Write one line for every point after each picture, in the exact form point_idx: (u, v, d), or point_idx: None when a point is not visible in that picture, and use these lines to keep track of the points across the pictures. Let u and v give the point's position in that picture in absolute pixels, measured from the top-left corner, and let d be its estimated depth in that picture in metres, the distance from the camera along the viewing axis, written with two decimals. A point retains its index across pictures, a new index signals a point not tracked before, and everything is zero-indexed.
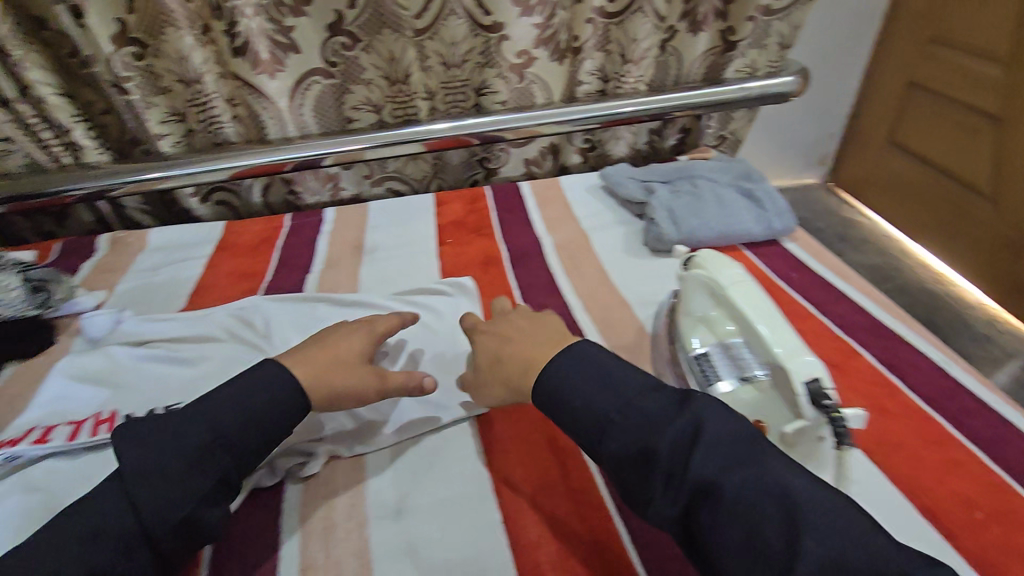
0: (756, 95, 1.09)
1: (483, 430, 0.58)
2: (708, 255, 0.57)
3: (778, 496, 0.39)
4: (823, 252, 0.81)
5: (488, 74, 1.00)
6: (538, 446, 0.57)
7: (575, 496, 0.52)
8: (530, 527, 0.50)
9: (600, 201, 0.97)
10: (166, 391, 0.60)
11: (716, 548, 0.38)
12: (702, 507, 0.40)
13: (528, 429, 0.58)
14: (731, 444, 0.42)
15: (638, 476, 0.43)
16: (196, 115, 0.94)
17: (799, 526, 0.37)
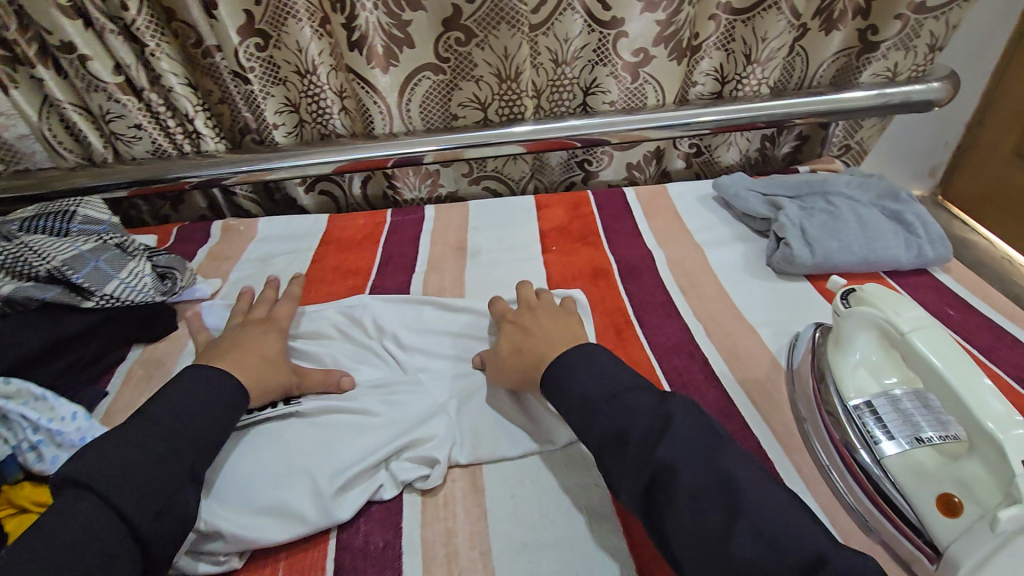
0: (895, 102, 0.98)
1: None
2: (876, 290, 0.51)
3: (771, 502, 0.40)
4: (984, 286, 0.72)
5: (600, 72, 0.94)
6: None
7: None
8: None
9: (713, 213, 0.90)
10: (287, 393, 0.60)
11: (668, 527, 0.41)
12: (658, 492, 0.42)
13: None
14: (691, 437, 0.44)
15: (616, 456, 0.45)
16: (307, 107, 0.95)
17: (737, 510, 0.39)
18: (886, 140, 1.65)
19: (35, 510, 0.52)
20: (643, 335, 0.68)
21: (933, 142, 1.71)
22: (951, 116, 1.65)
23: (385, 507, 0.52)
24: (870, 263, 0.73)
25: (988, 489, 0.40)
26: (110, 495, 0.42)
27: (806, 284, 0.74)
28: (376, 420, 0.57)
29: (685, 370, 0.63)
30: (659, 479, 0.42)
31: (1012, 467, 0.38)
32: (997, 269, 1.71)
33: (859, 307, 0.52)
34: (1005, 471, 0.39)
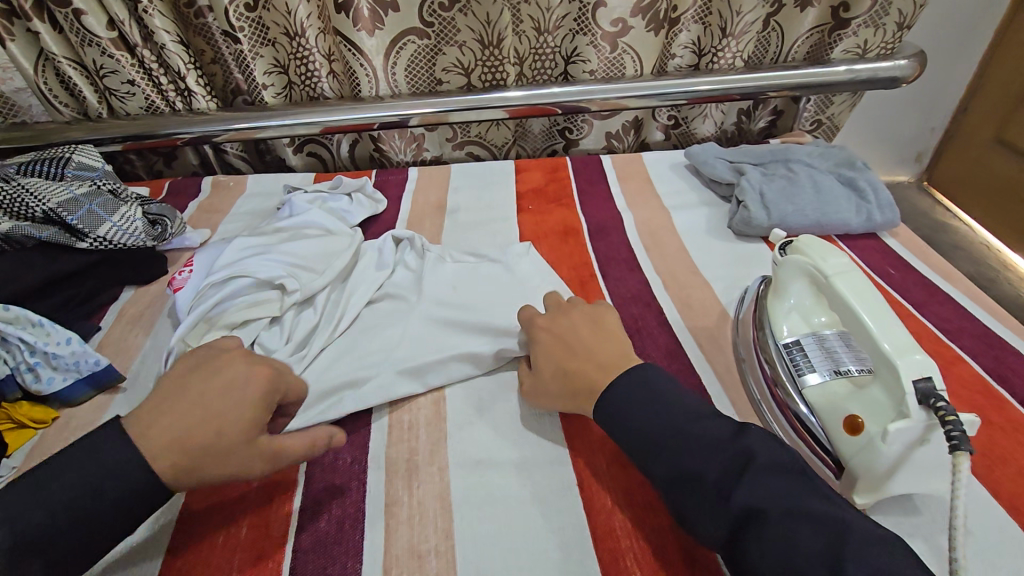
0: (863, 78, 1.01)
1: None
2: (815, 242, 0.55)
3: (785, 469, 0.43)
4: (927, 251, 0.77)
5: (580, 41, 0.98)
6: None
7: None
8: (606, 493, 0.51)
9: (684, 180, 0.95)
10: (275, 246, 0.74)
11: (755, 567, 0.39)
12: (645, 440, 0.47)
13: None
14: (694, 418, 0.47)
15: (694, 495, 0.43)
16: (295, 68, 0.98)
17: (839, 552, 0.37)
18: (868, 121, 1.69)
19: (34, 427, 0.58)
20: (604, 287, 0.73)
21: (919, 127, 1.74)
22: (935, 101, 1.68)
23: (354, 429, 0.57)
24: (822, 227, 0.77)
25: (884, 410, 0.45)
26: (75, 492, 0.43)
27: (762, 244, 0.79)
28: (281, 254, 0.73)
29: (640, 317, 0.68)
30: (744, 524, 0.40)
31: (903, 386, 0.43)
32: (971, 253, 1.76)
33: (794, 258, 0.56)
34: (898, 391, 0.44)
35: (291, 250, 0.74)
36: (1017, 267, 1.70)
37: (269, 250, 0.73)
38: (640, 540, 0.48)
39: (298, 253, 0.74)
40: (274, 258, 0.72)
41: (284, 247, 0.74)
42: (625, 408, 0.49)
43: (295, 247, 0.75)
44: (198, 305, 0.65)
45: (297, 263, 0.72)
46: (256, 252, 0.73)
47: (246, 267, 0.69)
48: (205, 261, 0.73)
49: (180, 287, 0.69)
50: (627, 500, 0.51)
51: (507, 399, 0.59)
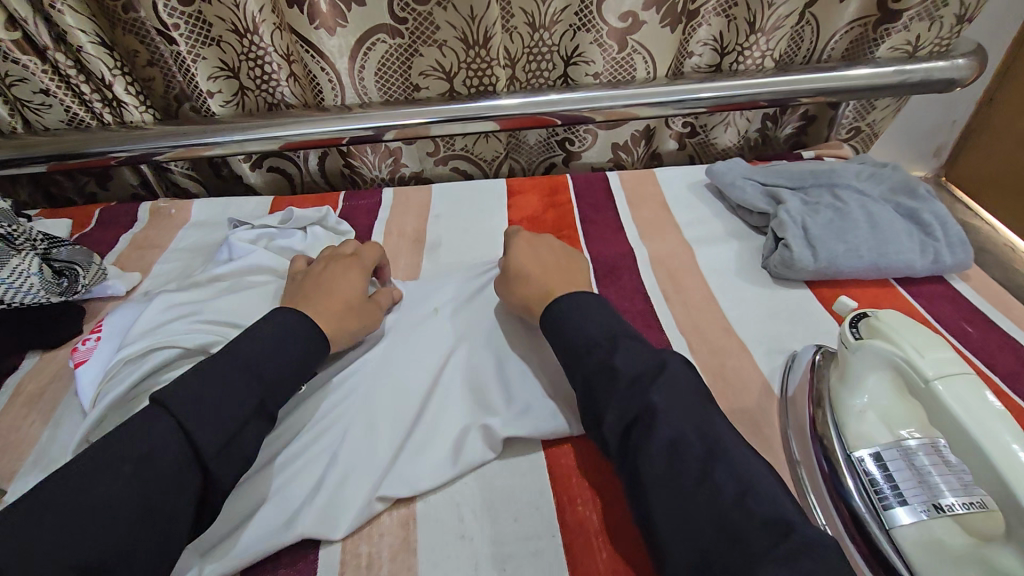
0: (914, 81, 0.87)
1: (563, 518, 0.46)
2: (900, 322, 0.42)
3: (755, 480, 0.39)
4: (1006, 300, 0.63)
5: (583, 39, 0.82)
6: (628, 549, 0.44)
7: None
8: None
9: (705, 204, 0.80)
10: (208, 302, 0.58)
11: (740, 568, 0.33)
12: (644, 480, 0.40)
13: (618, 521, 0.46)
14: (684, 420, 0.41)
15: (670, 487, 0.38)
16: (247, 72, 0.83)
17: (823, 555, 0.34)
18: None
19: None
20: None
21: (940, 122, 1.60)
22: (966, 96, 1.54)
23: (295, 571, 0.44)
24: (879, 270, 0.64)
25: None
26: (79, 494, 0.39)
27: (806, 291, 0.65)
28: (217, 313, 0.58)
29: None
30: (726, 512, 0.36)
31: None
32: (997, 256, 1.62)
33: (872, 342, 0.43)
34: None
35: (228, 305, 0.59)
36: None
37: (200, 309, 0.58)
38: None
39: (235, 309, 0.59)
40: (206, 322, 0.56)
41: (217, 302, 0.59)
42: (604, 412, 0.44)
43: (233, 301, 0.59)
44: (108, 390, 0.51)
45: (235, 323, 0.57)
46: (183, 313, 0.57)
47: (169, 335, 0.54)
48: (118, 324, 0.58)
49: (83, 360, 0.55)
50: None
51: (496, 520, 0.46)
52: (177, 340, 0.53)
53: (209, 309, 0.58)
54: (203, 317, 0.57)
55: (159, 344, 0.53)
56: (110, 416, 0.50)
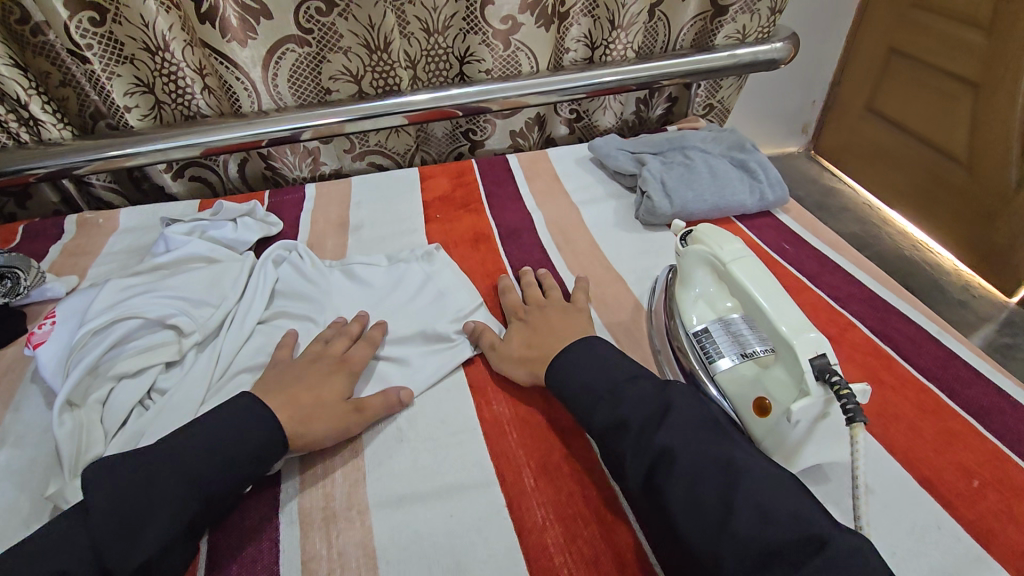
0: (745, 62, 1.07)
1: (483, 416, 0.58)
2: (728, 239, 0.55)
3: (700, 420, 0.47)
4: (815, 223, 0.81)
5: (472, 41, 0.95)
6: (536, 427, 0.57)
7: (577, 475, 0.52)
8: (534, 508, 0.50)
9: (590, 173, 0.95)
10: (163, 284, 0.67)
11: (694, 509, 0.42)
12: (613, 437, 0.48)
13: (527, 411, 0.58)
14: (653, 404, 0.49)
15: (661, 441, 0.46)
16: (162, 87, 0.89)
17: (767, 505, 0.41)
18: (756, 101, 1.80)
19: None
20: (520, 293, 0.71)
21: (801, 101, 1.87)
22: (811, 78, 1.83)
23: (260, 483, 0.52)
24: (721, 210, 0.80)
25: (788, 392, 0.46)
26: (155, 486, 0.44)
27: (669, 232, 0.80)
28: (179, 289, 0.67)
29: None
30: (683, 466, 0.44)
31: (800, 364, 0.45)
32: (858, 212, 1.89)
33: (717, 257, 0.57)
34: (798, 370, 0.45)
35: (182, 285, 0.67)
36: (894, 222, 1.85)
37: (158, 289, 0.66)
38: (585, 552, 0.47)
39: (188, 287, 0.67)
40: (167, 297, 0.64)
41: (172, 283, 0.67)
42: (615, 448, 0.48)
43: (186, 281, 0.68)
44: (80, 356, 0.56)
45: (191, 298, 0.66)
46: (140, 290, 0.64)
47: (136, 307, 0.61)
48: (73, 308, 0.62)
49: (43, 342, 0.59)
50: (556, 513, 0.49)
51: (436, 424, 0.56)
52: (143, 310, 0.61)
53: (165, 288, 0.66)
54: (162, 293, 0.65)
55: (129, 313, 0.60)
56: (84, 379, 0.56)
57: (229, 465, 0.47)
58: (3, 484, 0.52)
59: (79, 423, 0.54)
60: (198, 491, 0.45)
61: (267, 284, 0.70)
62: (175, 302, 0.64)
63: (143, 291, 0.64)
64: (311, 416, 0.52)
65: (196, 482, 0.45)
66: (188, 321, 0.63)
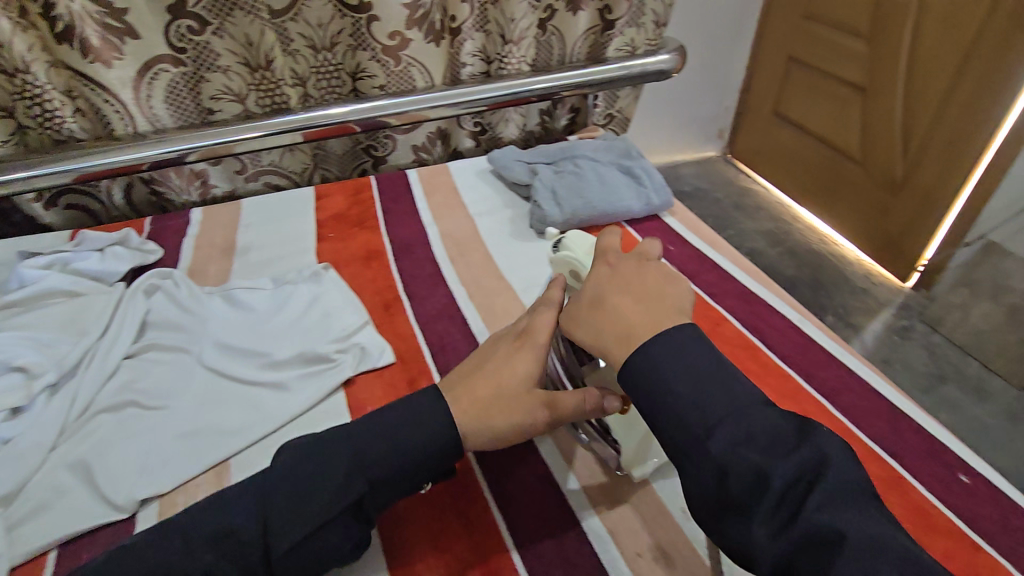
0: (636, 73, 1.11)
1: None
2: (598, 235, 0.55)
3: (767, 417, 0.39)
4: (697, 224, 0.85)
5: (362, 57, 0.95)
6: None
7: (450, 494, 0.54)
8: (403, 532, 0.52)
9: (489, 185, 0.96)
10: (17, 323, 0.62)
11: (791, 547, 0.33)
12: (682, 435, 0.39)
13: None
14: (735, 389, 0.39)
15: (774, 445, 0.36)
16: (27, 109, 0.83)
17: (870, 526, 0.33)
18: (668, 108, 1.88)
19: None
20: (408, 310, 0.71)
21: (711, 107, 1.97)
22: (719, 85, 1.92)
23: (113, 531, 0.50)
24: (608, 215, 0.83)
25: None
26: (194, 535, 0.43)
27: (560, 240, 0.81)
28: (33, 327, 0.62)
29: (445, 333, 0.68)
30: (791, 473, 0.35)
31: None
32: (770, 210, 1.98)
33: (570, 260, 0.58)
34: None
35: (38, 322, 0.63)
36: (801, 217, 1.96)
37: (7, 329, 0.61)
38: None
39: (45, 325, 0.63)
40: (16, 336, 0.60)
41: (27, 320, 0.63)
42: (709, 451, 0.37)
43: (43, 317, 0.64)
44: None
45: (47, 336, 0.62)
46: None
47: None
48: None
49: None
50: (424, 534, 0.52)
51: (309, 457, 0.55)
52: None
53: (17, 328, 0.62)
54: (12, 332, 0.61)
55: None
56: None
57: (395, 450, 0.47)
58: None
59: None
60: (347, 475, 0.45)
61: (136, 316, 0.67)
62: (26, 342, 0.60)
63: None
64: (492, 408, 0.50)
65: (356, 458, 0.46)
66: (41, 360, 0.59)
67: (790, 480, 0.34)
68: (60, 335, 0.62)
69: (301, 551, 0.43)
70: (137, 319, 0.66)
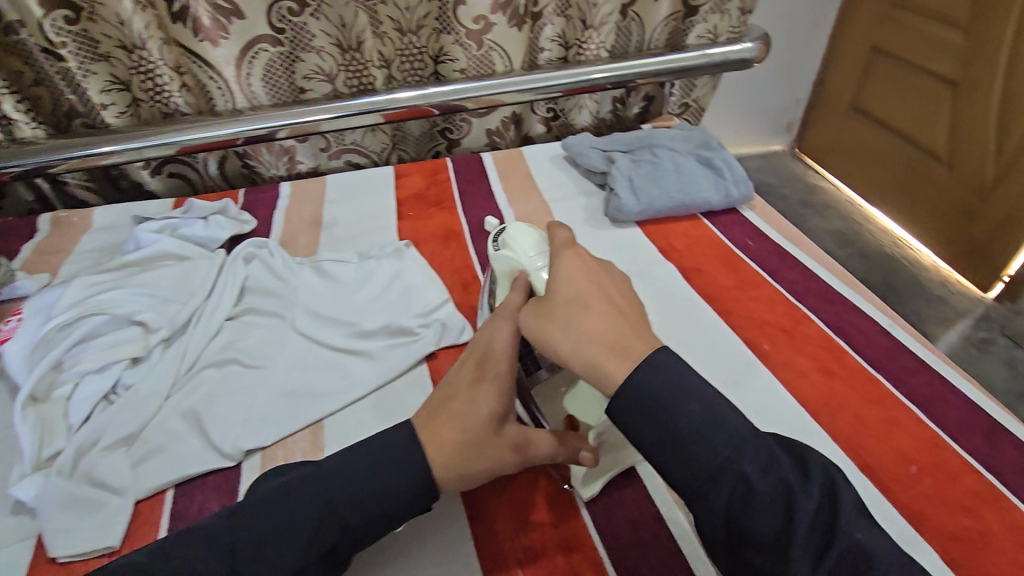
0: (716, 62, 1.08)
1: None
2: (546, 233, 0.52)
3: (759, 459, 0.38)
4: (778, 219, 0.83)
5: (445, 40, 0.97)
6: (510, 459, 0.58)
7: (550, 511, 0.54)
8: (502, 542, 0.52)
9: (562, 172, 0.96)
10: (133, 278, 0.67)
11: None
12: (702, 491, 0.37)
13: None
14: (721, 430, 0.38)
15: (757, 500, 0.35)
16: (140, 84, 0.90)
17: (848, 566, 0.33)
18: (738, 98, 1.82)
19: None
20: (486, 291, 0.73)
21: (785, 100, 1.90)
22: (795, 77, 1.85)
23: (223, 477, 0.55)
24: (686, 207, 0.82)
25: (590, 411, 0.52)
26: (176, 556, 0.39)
27: (636, 229, 0.81)
28: (150, 284, 0.67)
29: None
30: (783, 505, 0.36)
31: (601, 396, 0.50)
32: (841, 209, 1.90)
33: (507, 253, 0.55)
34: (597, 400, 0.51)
35: (152, 280, 0.68)
36: (875, 219, 1.86)
37: (126, 284, 0.66)
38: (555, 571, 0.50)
39: (158, 283, 0.68)
40: (134, 291, 0.65)
41: (143, 277, 0.68)
42: (762, 527, 0.35)
43: (157, 276, 0.69)
44: (46, 351, 0.58)
45: (160, 294, 0.66)
46: (108, 285, 0.65)
47: (103, 302, 0.62)
48: (41, 304, 0.62)
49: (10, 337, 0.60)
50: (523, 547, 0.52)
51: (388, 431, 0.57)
52: (109, 306, 0.62)
53: (134, 284, 0.66)
54: (131, 288, 0.66)
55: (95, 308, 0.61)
56: (48, 374, 0.56)
57: (366, 497, 0.43)
58: None
59: (43, 417, 0.55)
60: (323, 522, 0.41)
61: (237, 282, 0.71)
62: (144, 298, 0.65)
63: (113, 286, 0.65)
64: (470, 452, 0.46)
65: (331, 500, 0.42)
66: (157, 316, 0.64)
67: (849, 556, 0.33)
68: (172, 295, 0.67)
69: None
70: (237, 282, 0.71)
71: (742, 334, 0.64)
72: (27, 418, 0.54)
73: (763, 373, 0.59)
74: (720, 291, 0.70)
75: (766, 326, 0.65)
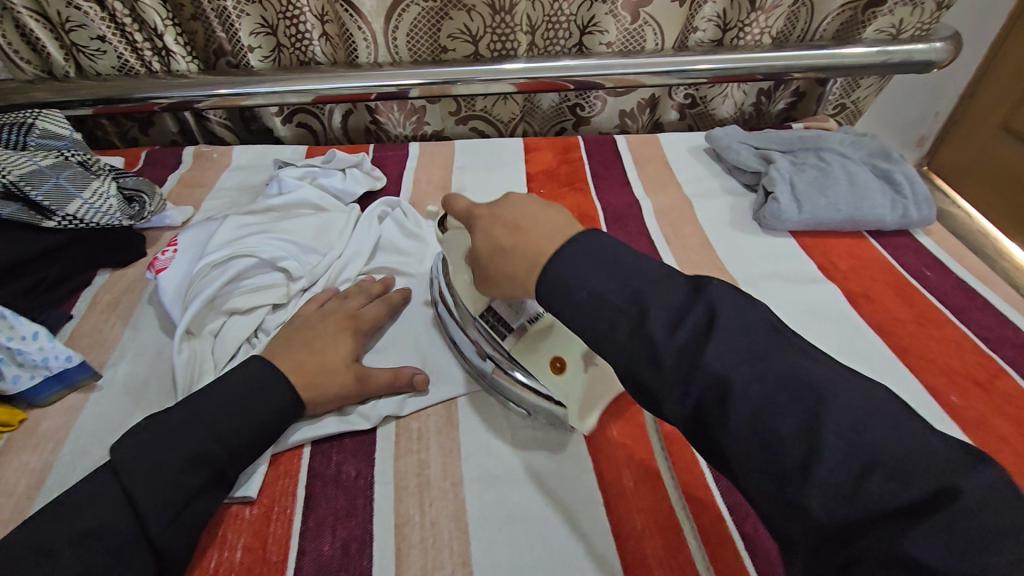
0: (896, 61, 0.96)
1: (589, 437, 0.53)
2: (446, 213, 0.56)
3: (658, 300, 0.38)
4: (962, 250, 0.73)
5: (598, 10, 0.90)
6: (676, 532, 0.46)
7: None
8: None
9: (704, 165, 0.89)
10: (277, 223, 0.67)
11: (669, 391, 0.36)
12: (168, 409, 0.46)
13: (642, 449, 0.52)
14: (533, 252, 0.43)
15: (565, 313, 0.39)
16: (285, 28, 0.89)
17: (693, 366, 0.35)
18: None
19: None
20: None
21: None
22: None
23: (358, 440, 0.53)
24: (854, 222, 0.73)
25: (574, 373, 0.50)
26: (157, 440, 0.44)
27: (790, 240, 0.74)
28: (292, 230, 0.67)
29: None
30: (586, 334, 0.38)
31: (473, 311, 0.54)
32: None
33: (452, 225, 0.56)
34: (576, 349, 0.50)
35: (293, 226, 0.67)
36: (1013, 257, 1.52)
37: (271, 228, 0.66)
38: (655, 500, 0.48)
39: (299, 230, 0.67)
40: (278, 237, 0.65)
41: (285, 223, 0.67)
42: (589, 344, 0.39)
43: (297, 223, 0.68)
44: (200, 288, 0.58)
45: (301, 243, 0.66)
46: (255, 229, 0.65)
47: (251, 244, 0.62)
48: (195, 239, 0.64)
49: (165, 267, 0.61)
50: None
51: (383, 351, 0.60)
52: (257, 250, 0.61)
53: (277, 229, 0.66)
54: (275, 233, 0.65)
55: (244, 250, 0.61)
56: (201, 310, 0.57)
57: (258, 404, 0.48)
58: (123, 399, 0.55)
59: (195, 353, 0.56)
60: (207, 441, 0.45)
61: (370, 240, 0.70)
62: (285, 244, 0.65)
63: (259, 230, 0.65)
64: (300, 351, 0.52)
65: (259, 418, 0.48)
66: (298, 265, 0.63)
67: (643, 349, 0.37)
68: (312, 244, 0.67)
69: (185, 527, 0.43)
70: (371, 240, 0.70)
71: (926, 384, 0.56)
72: (183, 354, 0.55)
73: (954, 432, 0.53)
74: (894, 326, 0.62)
75: (954, 375, 0.57)
